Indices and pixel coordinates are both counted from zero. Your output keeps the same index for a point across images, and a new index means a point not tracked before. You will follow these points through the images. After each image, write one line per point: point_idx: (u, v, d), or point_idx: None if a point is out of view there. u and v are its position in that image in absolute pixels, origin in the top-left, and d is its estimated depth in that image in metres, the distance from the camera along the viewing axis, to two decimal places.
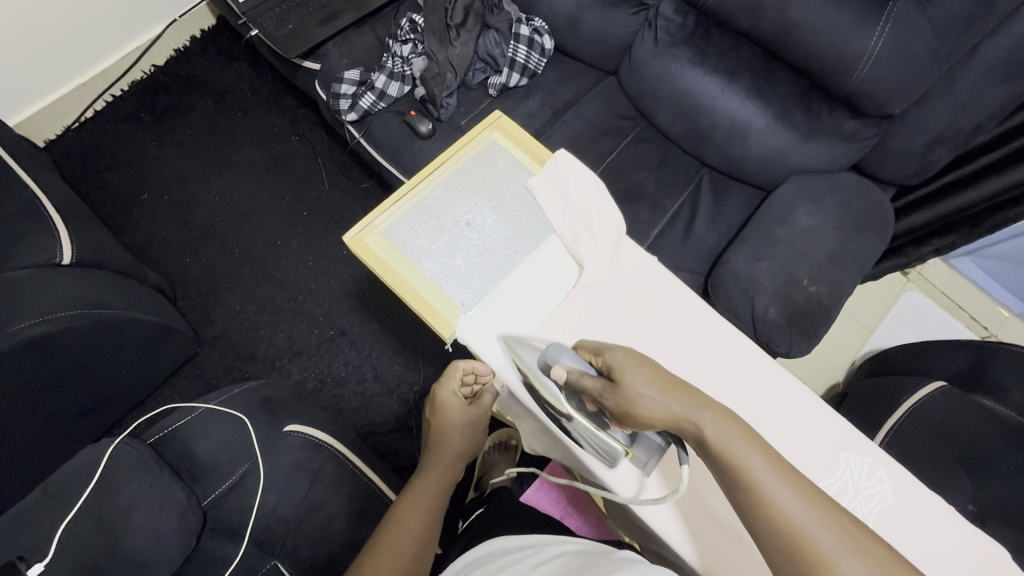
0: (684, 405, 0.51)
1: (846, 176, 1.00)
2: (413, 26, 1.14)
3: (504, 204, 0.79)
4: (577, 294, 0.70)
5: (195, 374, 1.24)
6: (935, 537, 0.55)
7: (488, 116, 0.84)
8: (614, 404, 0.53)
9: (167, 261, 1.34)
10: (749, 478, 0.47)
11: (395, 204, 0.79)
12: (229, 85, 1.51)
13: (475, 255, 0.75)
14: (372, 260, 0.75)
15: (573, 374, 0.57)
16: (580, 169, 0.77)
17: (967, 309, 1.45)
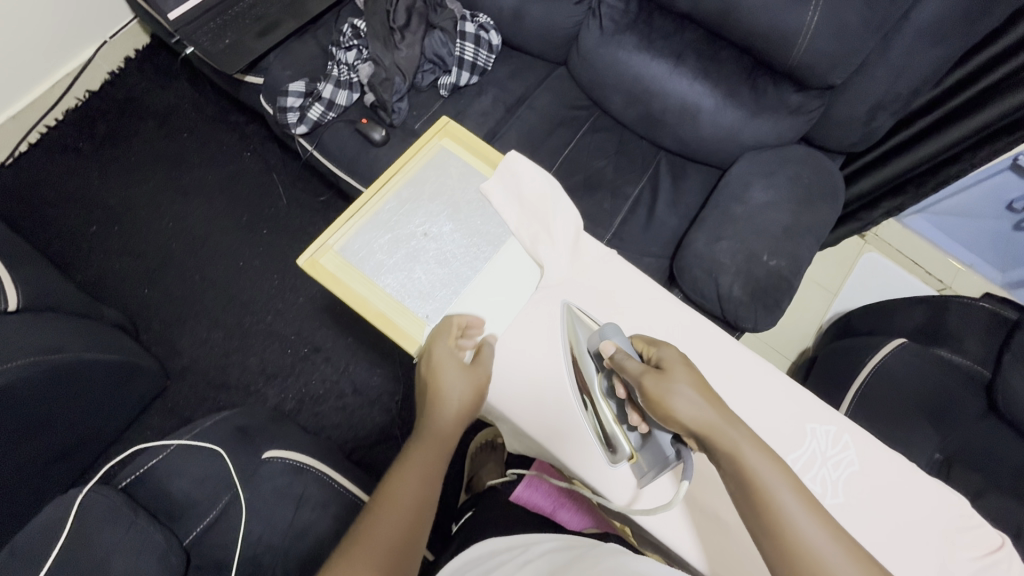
0: (719, 421, 0.53)
1: (797, 148, 1.03)
2: (356, 32, 1.12)
3: (460, 211, 0.79)
4: (540, 294, 0.71)
5: (166, 408, 1.21)
6: (898, 492, 0.58)
7: (436, 121, 0.83)
8: (652, 390, 0.56)
9: (123, 295, 1.29)
10: (776, 505, 0.48)
11: (349, 221, 0.78)
12: (172, 105, 1.45)
13: (435, 266, 0.75)
14: (331, 281, 0.74)
15: (616, 353, 0.61)
16: (532, 167, 0.77)
17: (923, 265, 1.51)
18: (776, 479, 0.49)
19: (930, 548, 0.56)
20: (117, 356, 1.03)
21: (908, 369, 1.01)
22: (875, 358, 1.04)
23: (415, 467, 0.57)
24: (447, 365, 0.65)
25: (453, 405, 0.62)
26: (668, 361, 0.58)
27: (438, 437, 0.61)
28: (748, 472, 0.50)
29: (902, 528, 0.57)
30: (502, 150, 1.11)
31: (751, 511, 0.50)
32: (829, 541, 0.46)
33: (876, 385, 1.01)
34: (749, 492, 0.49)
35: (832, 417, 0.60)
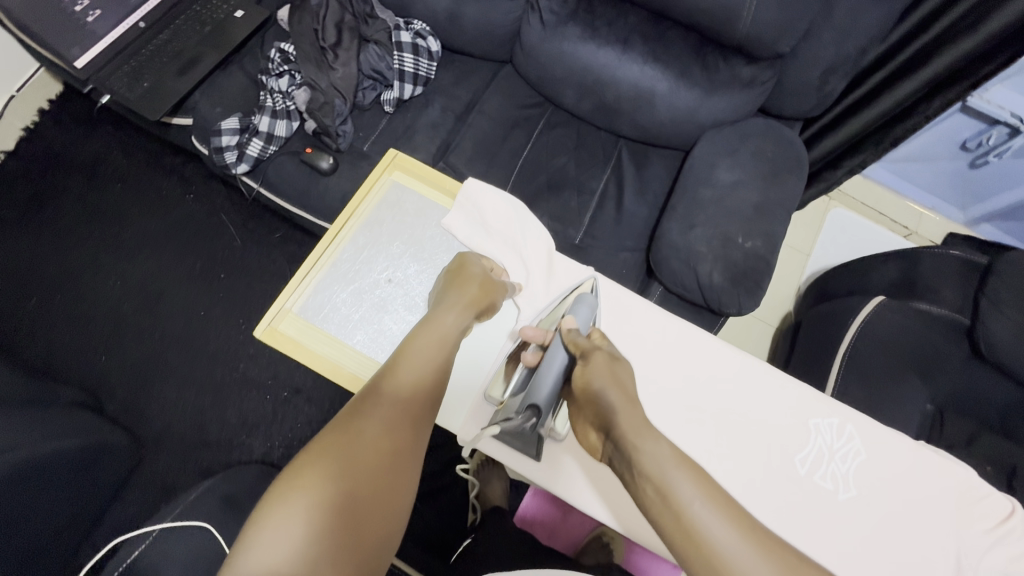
0: (639, 419, 0.52)
1: (755, 122, 1.01)
2: (285, 56, 1.05)
3: (423, 250, 0.75)
4: (521, 325, 0.69)
5: (146, 479, 1.14)
6: (905, 474, 0.58)
7: (383, 156, 0.79)
8: (589, 365, 0.57)
9: (79, 366, 1.20)
10: (686, 504, 0.45)
11: (303, 279, 0.72)
12: (99, 155, 1.35)
13: (405, 312, 0.71)
14: (296, 349, 0.69)
15: (571, 328, 0.61)
16: (492, 192, 0.73)
17: (887, 214, 1.55)
18: (689, 480, 0.47)
19: (941, 520, 0.56)
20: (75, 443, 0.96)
21: (889, 326, 1.01)
22: (859, 318, 1.03)
23: (393, 387, 0.54)
24: (461, 275, 0.66)
25: (456, 316, 0.62)
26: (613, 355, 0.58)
27: (430, 356, 0.57)
28: (660, 472, 0.47)
29: (918, 510, 0.57)
30: (459, 161, 1.07)
31: (659, 509, 0.46)
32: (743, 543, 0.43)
33: (863, 347, 1.01)
34: (663, 489, 0.46)
35: (831, 407, 0.59)
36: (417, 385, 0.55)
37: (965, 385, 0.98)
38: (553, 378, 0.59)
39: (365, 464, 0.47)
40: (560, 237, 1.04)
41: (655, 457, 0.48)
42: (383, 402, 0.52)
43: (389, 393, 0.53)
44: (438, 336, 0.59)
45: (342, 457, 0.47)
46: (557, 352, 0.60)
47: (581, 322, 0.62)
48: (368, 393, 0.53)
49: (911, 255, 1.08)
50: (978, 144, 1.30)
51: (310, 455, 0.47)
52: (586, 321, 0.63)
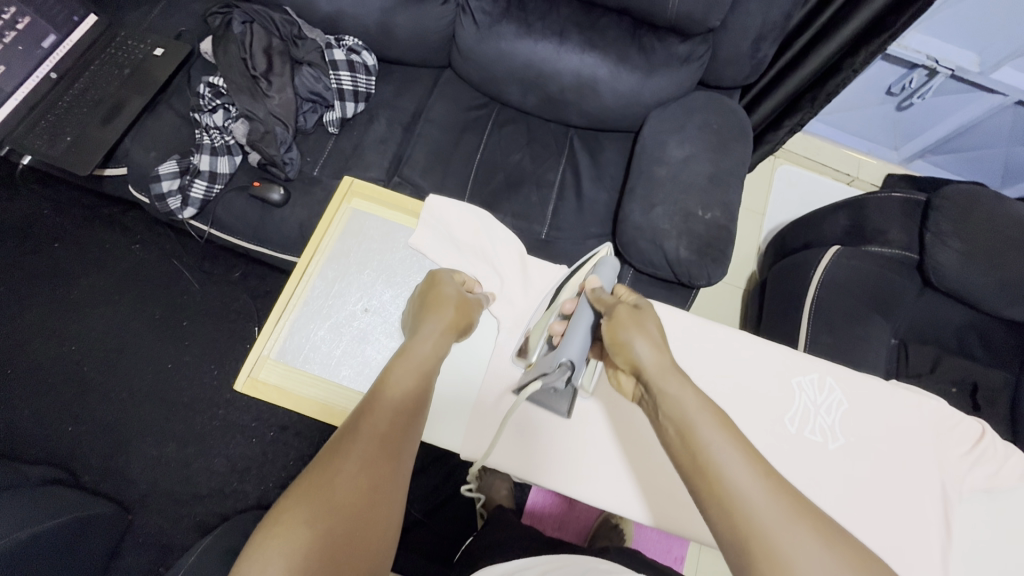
0: (670, 364, 0.55)
1: (696, 96, 1.04)
2: (215, 90, 1.00)
3: (394, 274, 0.74)
4: (505, 334, 0.69)
5: (138, 545, 1.09)
6: (885, 414, 0.61)
7: (339, 185, 0.77)
8: (620, 313, 0.60)
9: (44, 441, 1.13)
10: (703, 439, 0.49)
11: (275, 323, 0.70)
12: (29, 216, 1.27)
13: (387, 339, 0.70)
14: (280, 396, 0.67)
15: (595, 288, 0.65)
16: (455, 206, 0.74)
17: (829, 164, 1.63)
18: (708, 419, 0.50)
19: (924, 450, 0.60)
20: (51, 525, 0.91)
21: (849, 271, 1.06)
22: (820, 268, 1.08)
23: (372, 419, 0.52)
24: (435, 296, 0.65)
25: (433, 339, 0.61)
26: (640, 307, 0.62)
27: (409, 382, 0.56)
28: (684, 413, 0.51)
29: (900, 446, 0.60)
30: (414, 172, 1.05)
31: (681, 444, 0.50)
32: (753, 478, 0.46)
33: (828, 294, 1.05)
34: (682, 425, 0.50)
35: (811, 364, 0.62)
36: (396, 413, 0.53)
37: (921, 314, 1.06)
38: (582, 332, 0.60)
39: (345, 504, 0.45)
40: (527, 233, 1.04)
41: (682, 398, 0.52)
42: (361, 436, 0.50)
43: (368, 424, 0.51)
44: (416, 361, 0.58)
45: (323, 497, 0.45)
46: (583, 307, 0.63)
47: (604, 281, 0.67)
48: (347, 426, 0.52)
49: (858, 201, 1.13)
50: (902, 87, 1.37)
51: (290, 497, 0.45)
52: (608, 281, 0.67)
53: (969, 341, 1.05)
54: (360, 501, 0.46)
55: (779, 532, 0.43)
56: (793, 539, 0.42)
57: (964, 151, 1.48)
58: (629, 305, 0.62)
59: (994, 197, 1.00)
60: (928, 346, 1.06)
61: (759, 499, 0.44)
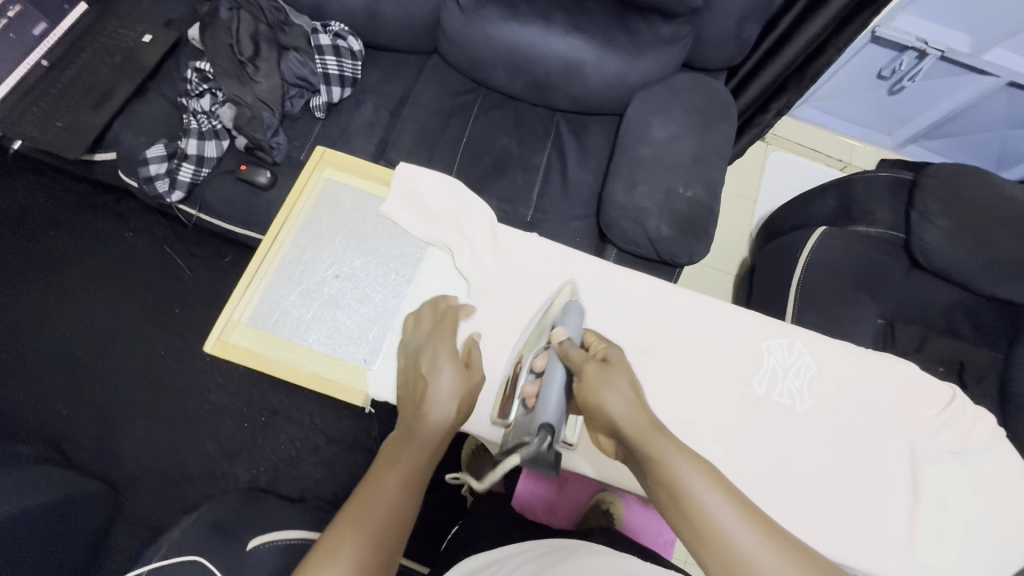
0: (650, 424, 0.50)
1: (681, 77, 1.03)
2: (202, 74, 1.01)
3: (365, 242, 0.75)
4: (474, 301, 0.69)
5: (131, 525, 1.10)
6: (858, 377, 0.61)
7: (311, 154, 0.78)
8: (588, 375, 0.54)
9: (38, 424, 1.15)
10: (703, 507, 0.43)
11: (247, 288, 0.71)
12: (25, 204, 1.29)
13: (357, 304, 0.72)
14: (250, 357, 0.68)
15: (562, 341, 0.59)
16: (427, 174, 0.72)
17: (822, 149, 1.62)
18: (704, 484, 0.45)
19: (894, 413, 0.60)
20: (41, 503, 0.92)
21: (836, 251, 1.06)
22: (807, 249, 1.08)
23: (387, 479, 0.51)
24: (444, 346, 0.62)
25: (452, 404, 0.57)
26: (610, 358, 0.56)
27: (434, 433, 0.56)
28: (676, 478, 0.46)
29: (869, 408, 0.60)
30: (399, 156, 1.06)
31: (674, 513, 0.45)
32: (762, 545, 0.41)
33: (813, 274, 1.05)
34: (677, 495, 0.45)
35: (781, 329, 0.62)
36: (411, 478, 0.51)
37: (909, 294, 1.06)
38: (556, 394, 0.57)
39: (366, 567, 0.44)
40: (511, 216, 1.05)
41: (668, 463, 0.46)
42: (395, 470, 0.52)
43: (384, 482, 0.50)
44: (434, 424, 0.56)
45: (355, 547, 0.45)
46: (553, 366, 0.58)
47: (572, 331, 0.61)
48: (364, 484, 0.50)
49: (844, 182, 1.13)
50: (892, 71, 1.37)
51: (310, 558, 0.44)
52: (578, 328, 0.62)
53: (957, 321, 1.05)
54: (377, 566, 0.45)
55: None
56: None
57: (956, 136, 1.47)
58: (599, 359, 0.56)
59: (982, 176, 1.00)
60: (915, 326, 1.06)
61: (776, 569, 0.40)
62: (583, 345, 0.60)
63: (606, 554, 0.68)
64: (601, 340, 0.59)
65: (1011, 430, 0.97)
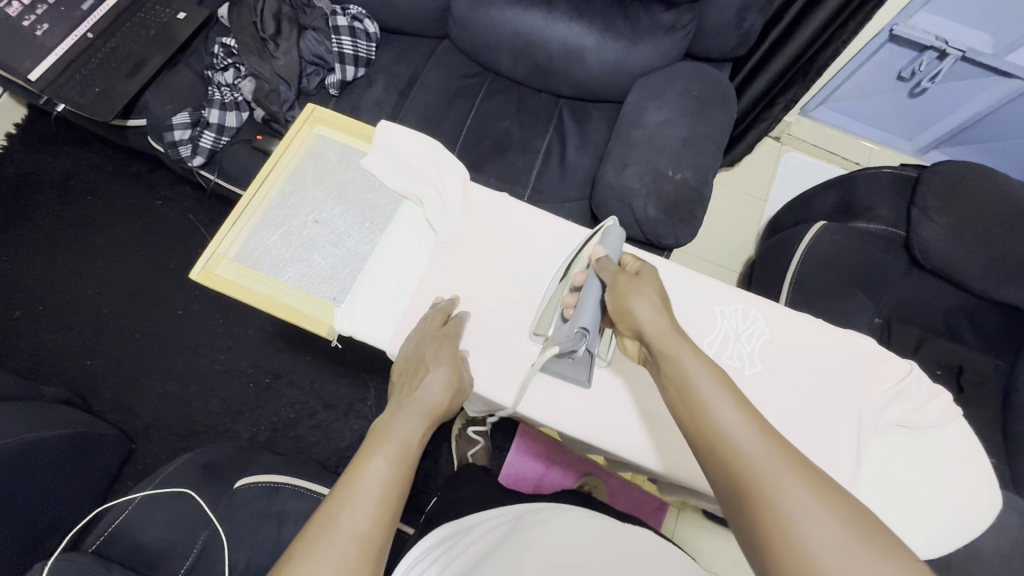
0: (669, 326, 0.54)
1: (682, 66, 1.05)
2: (229, 50, 1.09)
3: (346, 193, 0.81)
4: (441, 251, 0.74)
5: (139, 470, 1.18)
6: (806, 342, 0.66)
7: (302, 111, 0.84)
8: (618, 283, 0.60)
9: (64, 371, 1.24)
10: (704, 400, 0.47)
11: (235, 227, 0.78)
12: (69, 170, 1.40)
13: (332, 248, 0.77)
14: (229, 287, 0.73)
15: (602, 257, 0.64)
16: (404, 132, 0.78)
17: (839, 152, 1.59)
18: (712, 385, 0.48)
19: (842, 381, 0.64)
20: (59, 435, 1.00)
21: (834, 247, 1.04)
22: (804, 243, 1.07)
23: (375, 465, 0.51)
24: (447, 347, 0.64)
25: (444, 395, 0.60)
26: (643, 272, 0.61)
27: (416, 420, 0.57)
28: (687, 373, 0.49)
29: (815, 374, 0.65)
30: None
31: (678, 402, 0.49)
32: (756, 437, 0.43)
33: (808, 268, 1.04)
34: (685, 390, 0.49)
35: (735, 295, 0.67)
36: (398, 463, 0.52)
37: (908, 295, 1.04)
38: (593, 302, 0.61)
39: (366, 555, 0.46)
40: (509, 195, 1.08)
41: (680, 360, 0.51)
42: (378, 452, 0.53)
43: (372, 467, 0.51)
44: (423, 410, 0.58)
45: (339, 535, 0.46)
46: (590, 278, 0.64)
47: (610, 252, 0.66)
48: (350, 470, 0.51)
49: (847, 178, 1.12)
50: (912, 72, 1.33)
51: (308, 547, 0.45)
52: (616, 250, 0.67)
53: (958, 325, 1.03)
54: (375, 550, 0.47)
55: (779, 489, 0.40)
56: (796, 498, 0.39)
57: (983, 141, 1.43)
58: (631, 273, 0.61)
59: (987, 174, 0.97)
60: (914, 327, 1.03)
61: (764, 457, 0.42)
62: (620, 263, 0.65)
63: (566, 516, 0.69)
64: (636, 257, 0.63)
65: (1009, 437, 0.93)
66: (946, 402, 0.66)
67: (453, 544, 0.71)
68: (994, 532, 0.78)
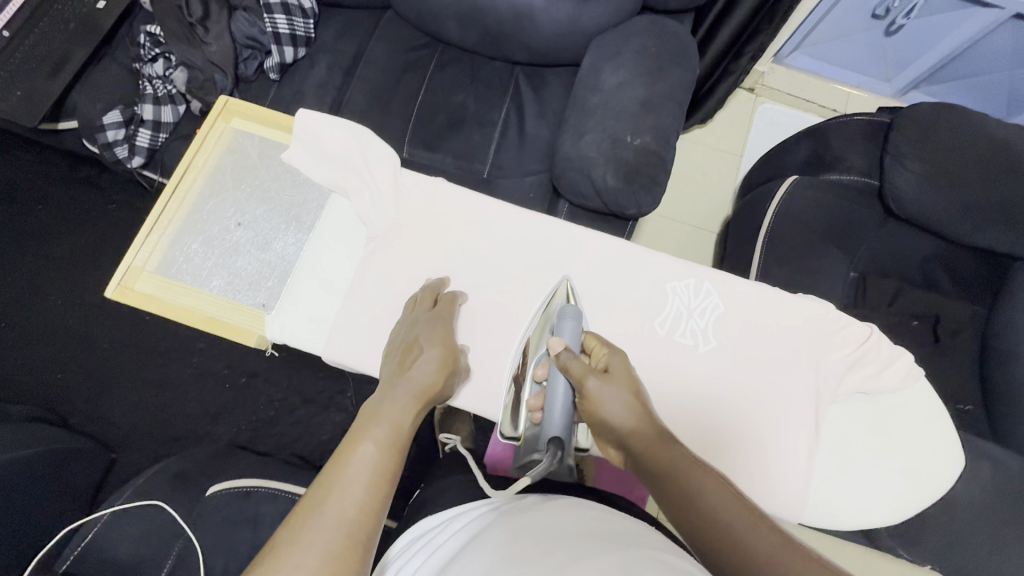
0: (651, 433, 0.52)
1: (638, 20, 0.99)
2: (155, 39, 1.02)
3: (269, 193, 0.85)
4: (371, 245, 0.72)
5: (122, 479, 1.17)
6: (754, 309, 0.68)
7: (215, 103, 0.84)
8: (588, 391, 0.56)
9: (34, 386, 1.21)
10: (709, 516, 0.44)
11: (150, 238, 0.81)
12: (15, 180, 1.34)
13: (256, 252, 0.82)
14: (150, 301, 0.79)
15: (562, 352, 0.60)
16: (325, 121, 0.74)
17: (815, 99, 1.53)
18: (723, 501, 0.45)
19: (791, 346, 0.67)
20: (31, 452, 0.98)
21: (807, 200, 1.00)
22: (777, 199, 1.02)
23: (365, 448, 0.47)
24: (441, 328, 0.63)
25: (437, 375, 0.58)
26: (611, 367, 0.58)
27: (407, 401, 0.54)
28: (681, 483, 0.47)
29: (745, 335, 0.68)
30: (352, 115, 1.05)
31: (677, 517, 0.46)
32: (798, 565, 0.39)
33: (782, 226, 1.00)
34: (684, 509, 0.45)
35: (686, 271, 0.69)
36: (389, 445, 0.49)
37: (884, 246, 1.01)
38: (561, 410, 0.59)
39: (354, 544, 0.42)
40: (467, 173, 1.04)
41: (671, 467, 0.48)
42: (367, 436, 0.49)
43: (361, 452, 0.47)
44: (415, 390, 0.55)
45: (327, 524, 0.42)
46: (555, 380, 0.60)
47: (569, 340, 0.62)
48: (338, 455, 0.47)
49: (819, 128, 1.07)
50: (887, 9, 1.26)
51: (291, 537, 0.41)
52: (575, 336, 0.63)
53: (935, 274, 1.01)
54: (366, 537, 0.43)
55: None
56: None
57: (961, 78, 1.38)
58: (600, 369, 0.58)
59: (958, 115, 0.94)
60: (890, 278, 1.01)
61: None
62: (582, 352, 0.62)
63: (553, 499, 0.62)
64: (601, 345, 0.60)
65: (987, 384, 0.93)
66: (907, 364, 0.67)
67: (431, 531, 0.63)
68: (968, 482, 0.78)
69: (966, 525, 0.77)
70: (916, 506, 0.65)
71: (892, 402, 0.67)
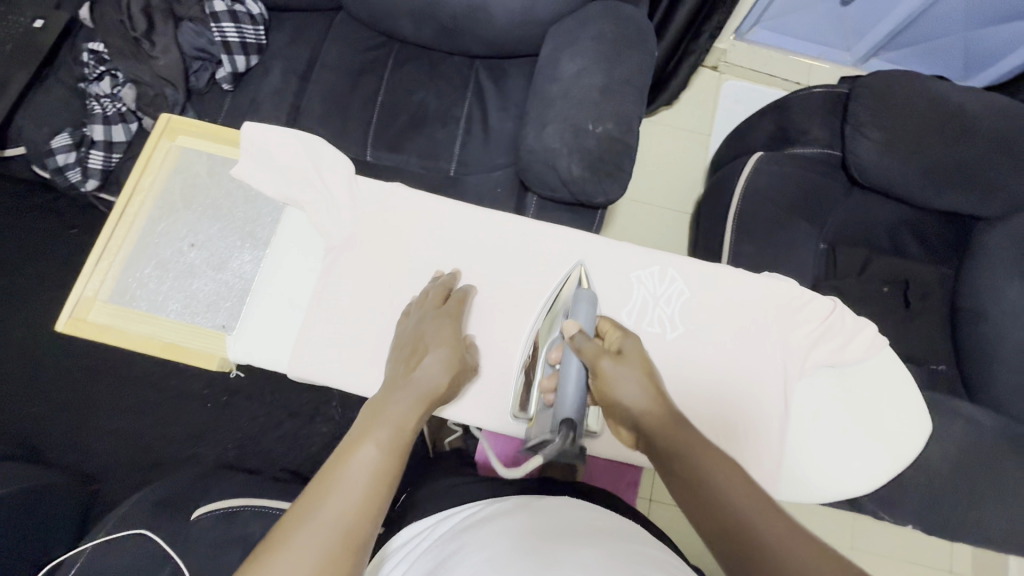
0: (664, 414, 0.51)
1: (594, 6, 0.98)
2: (99, 56, 0.99)
3: (223, 210, 0.83)
4: (331, 256, 0.71)
5: (107, 509, 1.15)
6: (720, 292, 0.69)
7: (157, 122, 0.82)
8: (599, 373, 0.54)
9: (7, 423, 1.18)
10: (712, 495, 0.45)
11: (99, 267, 0.79)
12: None
13: (212, 272, 0.80)
14: (103, 332, 0.77)
15: (576, 335, 0.59)
16: (275, 132, 0.72)
17: (778, 73, 1.54)
18: (730, 479, 0.45)
19: (758, 326, 0.68)
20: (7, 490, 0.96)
21: (775, 175, 1.01)
22: (744, 176, 1.02)
23: (367, 449, 0.46)
24: (449, 326, 0.63)
25: (444, 375, 0.57)
26: (623, 349, 0.56)
27: (411, 400, 0.53)
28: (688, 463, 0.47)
29: (713, 318, 0.68)
30: (311, 121, 1.03)
31: (683, 493, 0.47)
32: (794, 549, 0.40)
33: (750, 203, 1.00)
34: (690, 486, 0.46)
35: (649, 259, 0.69)
36: (391, 448, 0.48)
37: (851, 216, 1.03)
38: (574, 390, 0.57)
39: (347, 549, 0.41)
40: (433, 172, 1.02)
41: (679, 447, 0.48)
42: (371, 437, 0.48)
43: (362, 453, 0.46)
44: (421, 390, 0.54)
45: (324, 527, 0.41)
46: (569, 362, 0.58)
47: (584, 323, 0.61)
48: (337, 457, 0.46)
49: (781, 102, 1.07)
50: None
51: (285, 539, 0.40)
52: (590, 320, 0.61)
53: (902, 239, 1.02)
54: (359, 542, 0.42)
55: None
56: None
57: (917, 43, 1.39)
58: (613, 351, 0.56)
59: (912, 81, 0.95)
60: (859, 247, 1.03)
61: (793, 557, 0.40)
62: (597, 336, 0.60)
63: (541, 496, 0.62)
64: (615, 330, 0.58)
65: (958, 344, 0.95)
66: (871, 335, 0.68)
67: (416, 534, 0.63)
68: (942, 441, 0.80)
69: (944, 484, 0.79)
70: (886, 473, 0.67)
71: (859, 372, 0.68)
